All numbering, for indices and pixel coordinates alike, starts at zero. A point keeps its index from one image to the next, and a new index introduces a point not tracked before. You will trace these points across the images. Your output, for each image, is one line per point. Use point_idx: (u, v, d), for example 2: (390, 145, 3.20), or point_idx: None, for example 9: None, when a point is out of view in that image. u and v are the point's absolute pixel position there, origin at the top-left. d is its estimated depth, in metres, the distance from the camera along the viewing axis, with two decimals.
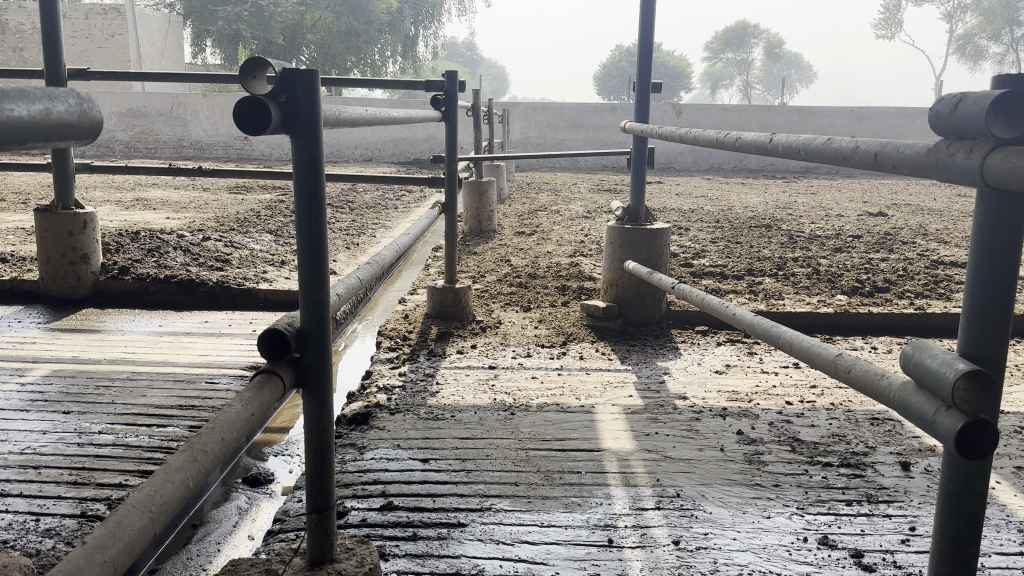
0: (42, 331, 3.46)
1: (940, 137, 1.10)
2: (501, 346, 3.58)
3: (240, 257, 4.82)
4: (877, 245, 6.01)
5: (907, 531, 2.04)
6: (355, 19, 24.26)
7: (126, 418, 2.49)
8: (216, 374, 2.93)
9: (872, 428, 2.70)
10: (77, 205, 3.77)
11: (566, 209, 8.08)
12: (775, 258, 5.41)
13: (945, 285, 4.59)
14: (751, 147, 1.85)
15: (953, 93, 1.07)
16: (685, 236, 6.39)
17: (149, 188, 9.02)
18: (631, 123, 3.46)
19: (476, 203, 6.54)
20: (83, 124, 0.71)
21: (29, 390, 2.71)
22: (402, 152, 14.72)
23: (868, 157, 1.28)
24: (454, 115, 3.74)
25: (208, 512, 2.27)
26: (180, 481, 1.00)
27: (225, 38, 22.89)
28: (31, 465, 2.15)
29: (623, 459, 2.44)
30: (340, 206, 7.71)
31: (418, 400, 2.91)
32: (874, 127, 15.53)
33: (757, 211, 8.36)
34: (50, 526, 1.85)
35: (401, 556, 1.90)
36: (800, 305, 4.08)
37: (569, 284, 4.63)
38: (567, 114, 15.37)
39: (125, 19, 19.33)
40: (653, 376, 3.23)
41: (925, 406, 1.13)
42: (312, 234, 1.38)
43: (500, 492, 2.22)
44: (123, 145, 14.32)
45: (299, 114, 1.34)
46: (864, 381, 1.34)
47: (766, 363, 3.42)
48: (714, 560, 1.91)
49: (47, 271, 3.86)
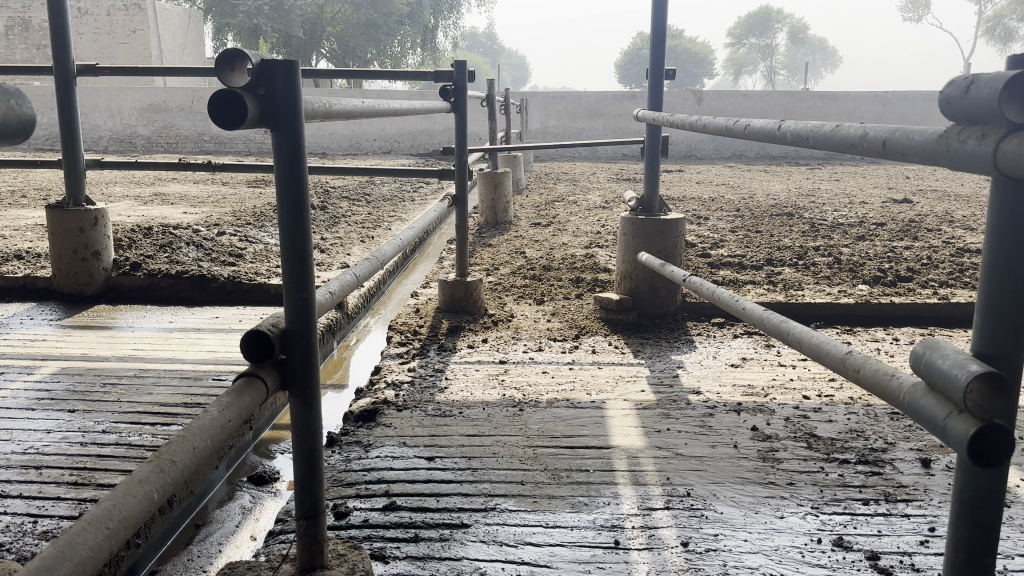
0: (53, 328, 3.46)
1: (951, 122, 1.03)
2: (513, 340, 3.53)
3: (254, 251, 4.80)
4: (901, 232, 5.87)
5: (926, 532, 1.97)
6: (375, 10, 24.39)
7: (130, 416, 2.47)
8: (223, 371, 2.90)
9: (892, 424, 2.62)
10: (88, 202, 3.77)
11: (584, 199, 7.99)
12: (796, 246, 5.30)
13: (971, 273, 4.47)
14: (760, 134, 1.77)
15: (965, 75, 1.00)
16: (704, 225, 6.29)
17: (168, 183, 9.06)
18: (645, 110, 3.37)
19: (492, 194, 6.47)
20: (9, 121, 0.69)
21: (36, 388, 2.71)
22: (420, 143, 14.67)
23: (877, 145, 1.22)
24: (464, 105, 3.65)
25: (212, 512, 2.25)
26: (142, 495, 0.99)
27: (245, 32, 22.95)
28: (32, 466, 2.14)
29: (633, 456, 2.39)
30: (356, 199, 7.70)
31: (426, 396, 2.87)
32: (899, 112, 15.19)
33: (779, 199, 8.24)
34: (46, 528, 1.84)
35: (402, 558, 1.87)
36: (820, 295, 3.98)
37: (584, 276, 4.57)
38: (586, 103, 15.24)
39: (146, 15, 19.36)
40: (666, 370, 3.16)
41: (937, 409, 1.06)
42: (294, 230, 1.36)
43: (506, 492, 2.18)
44: (145, 140, 14.44)
45: (279, 106, 1.32)
46: (874, 380, 1.27)
47: (783, 355, 3.34)
48: (723, 563, 1.85)
49: (59, 268, 3.86)
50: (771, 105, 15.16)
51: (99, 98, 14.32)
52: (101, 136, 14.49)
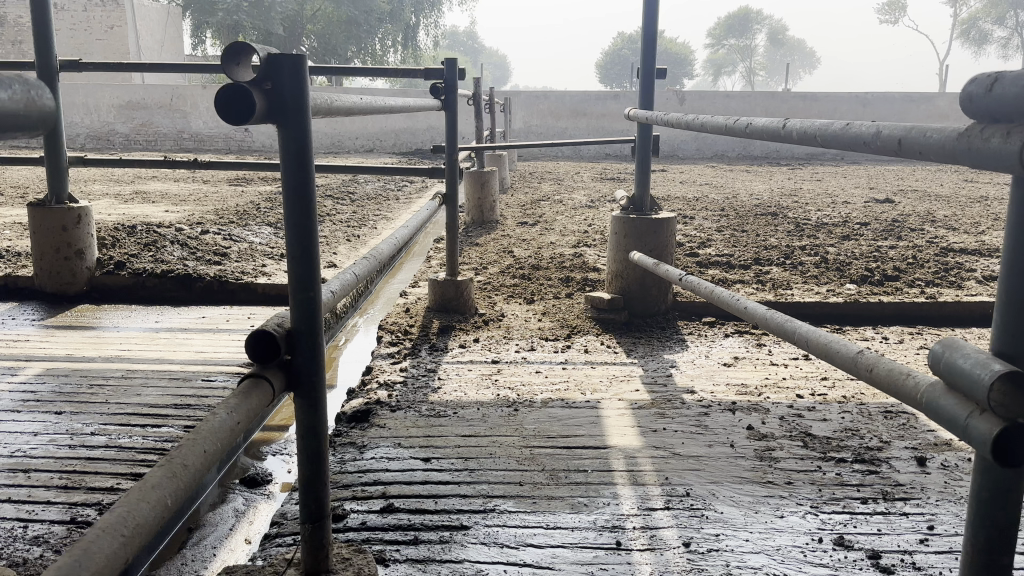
0: (36, 329, 3.39)
1: (973, 120, 1.02)
2: (505, 340, 3.51)
3: (239, 250, 4.74)
4: (885, 233, 5.91)
5: (925, 530, 1.97)
6: (356, 9, 24.30)
7: (119, 418, 2.43)
8: (213, 371, 2.86)
9: (886, 422, 2.63)
10: (71, 199, 3.71)
11: (569, 199, 7.97)
12: (782, 246, 5.33)
13: (956, 272, 4.51)
14: (762, 133, 1.77)
15: (987, 73, 0.99)
16: (690, 225, 6.30)
17: (149, 181, 8.94)
18: (636, 108, 3.35)
19: (478, 193, 6.45)
20: (30, 113, 0.68)
21: (21, 389, 2.65)
22: (402, 143, 14.62)
23: (892, 142, 1.21)
24: (454, 103, 3.62)
25: (205, 514, 2.21)
26: (156, 500, 0.98)
27: (225, 29, 22.72)
28: (20, 469, 2.09)
29: (630, 456, 2.38)
30: (340, 197, 7.64)
31: (419, 397, 2.85)
32: (878, 112, 15.29)
33: (763, 199, 8.28)
34: (37, 533, 1.80)
35: (402, 561, 1.84)
36: (809, 294, 4.00)
37: (573, 275, 4.56)
38: (569, 103, 15.24)
39: (124, 11, 19.02)
40: (660, 369, 3.15)
41: (958, 409, 1.05)
42: (301, 230, 1.36)
43: (503, 492, 2.16)
44: (123, 137, 14.25)
45: (285, 102, 1.31)
46: (887, 378, 1.27)
47: (775, 354, 3.35)
48: (726, 563, 1.84)
49: (42, 267, 3.79)
50: (752, 105, 15.23)
51: (76, 95, 14.11)
52: (78, 133, 14.30)
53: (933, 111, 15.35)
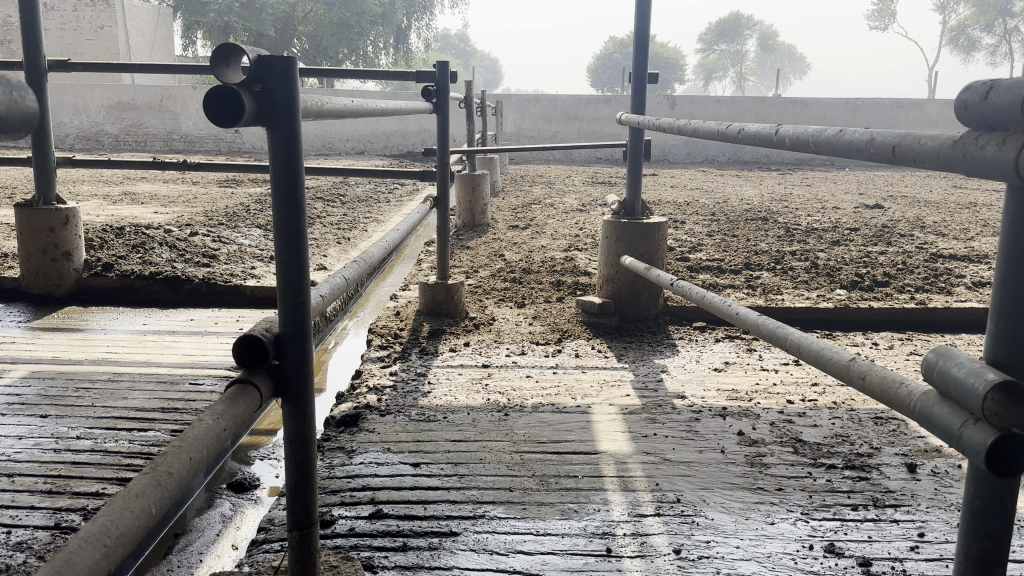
0: (21, 331, 3.35)
1: (967, 128, 1.02)
2: (495, 344, 3.50)
3: (228, 252, 4.71)
4: (874, 238, 5.93)
5: (915, 537, 1.97)
6: (346, 11, 24.26)
7: (105, 422, 2.40)
8: (200, 375, 2.83)
9: (876, 428, 2.63)
10: (58, 200, 3.67)
11: (561, 203, 7.98)
12: (772, 251, 5.34)
13: (945, 279, 4.52)
14: (754, 138, 1.76)
15: (982, 81, 0.99)
16: (681, 230, 6.31)
17: (138, 182, 8.89)
18: (628, 113, 3.34)
19: (470, 196, 6.43)
20: (12, 114, 0.67)
21: (6, 392, 2.62)
22: (393, 145, 14.60)
23: (886, 149, 1.20)
24: (446, 106, 3.60)
25: (191, 520, 2.18)
26: (140, 508, 0.97)
27: (216, 30, 22.66)
28: (4, 474, 2.06)
29: (621, 462, 2.37)
30: (331, 199, 7.62)
31: (409, 401, 2.83)
32: (868, 118, 15.34)
33: (753, 203, 8.31)
34: (21, 539, 1.77)
35: (390, 568, 1.83)
36: (799, 299, 4.01)
37: (564, 279, 4.55)
38: (561, 106, 15.25)
39: (114, 11, 18.91)
40: (651, 374, 3.15)
41: (951, 418, 1.04)
42: (289, 233, 1.35)
43: (494, 498, 2.14)
44: (112, 137, 14.17)
45: (275, 103, 1.30)
46: (880, 386, 1.27)
47: (766, 360, 3.35)
48: (716, 570, 1.84)
49: (28, 268, 3.75)
50: (742, 110, 15.29)
51: (66, 95, 14.04)
52: (67, 133, 14.22)
53: (923, 118, 15.39)
